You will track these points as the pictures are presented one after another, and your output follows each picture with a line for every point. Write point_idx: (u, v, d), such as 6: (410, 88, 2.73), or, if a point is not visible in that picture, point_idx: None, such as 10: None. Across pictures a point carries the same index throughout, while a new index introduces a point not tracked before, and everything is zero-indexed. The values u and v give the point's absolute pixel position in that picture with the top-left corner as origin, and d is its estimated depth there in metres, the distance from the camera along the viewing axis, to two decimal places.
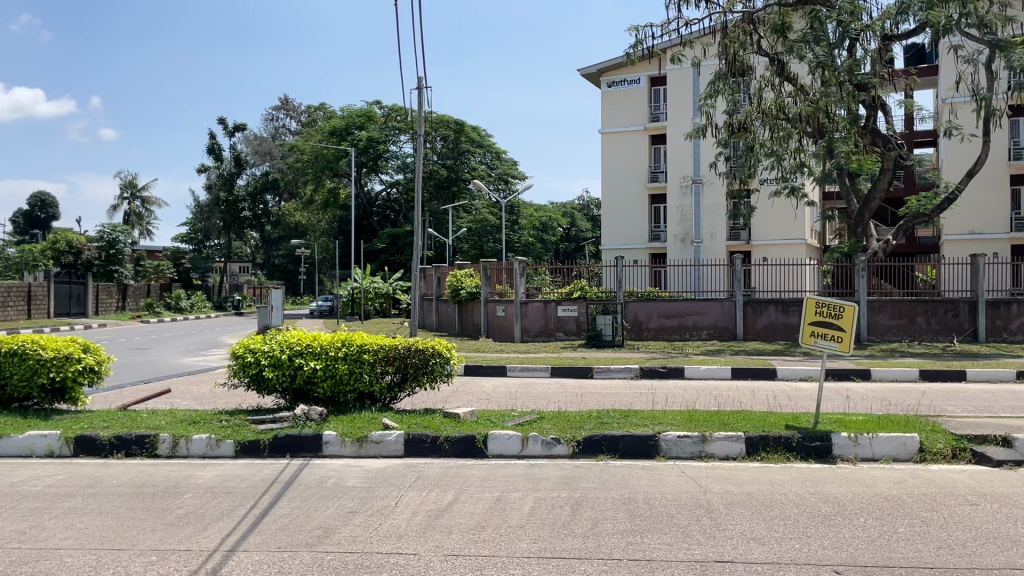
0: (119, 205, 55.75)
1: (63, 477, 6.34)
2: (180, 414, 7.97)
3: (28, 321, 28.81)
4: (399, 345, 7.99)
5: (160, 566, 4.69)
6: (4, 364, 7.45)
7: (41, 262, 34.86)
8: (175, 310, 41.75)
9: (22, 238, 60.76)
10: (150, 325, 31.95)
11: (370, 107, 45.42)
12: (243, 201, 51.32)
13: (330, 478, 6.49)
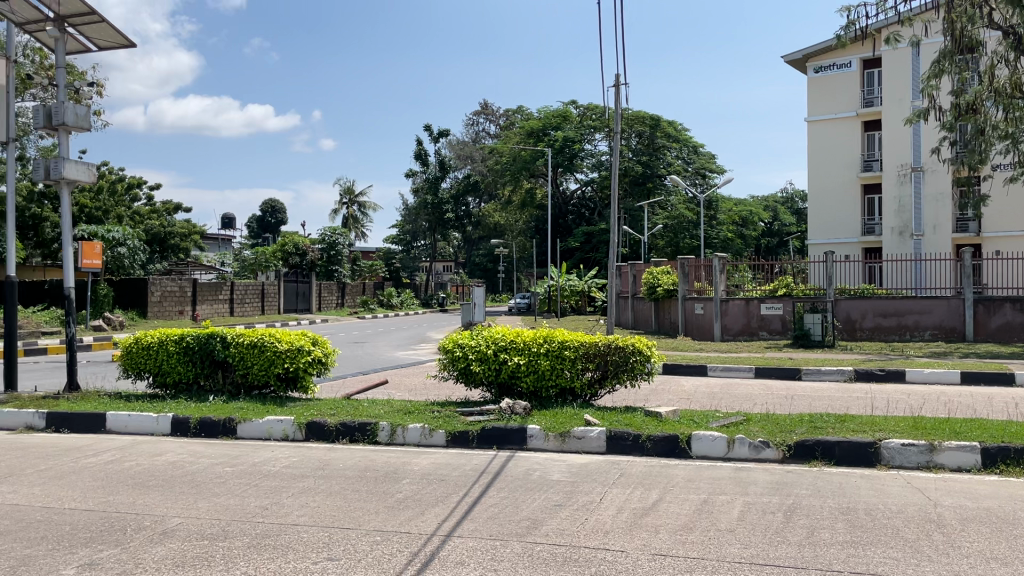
0: (337, 210, 60.24)
1: (297, 460, 6.94)
2: (396, 404, 8.48)
3: (264, 317, 31.87)
4: (600, 342, 7.97)
5: (384, 547, 5.00)
6: (247, 355, 8.27)
7: (272, 262, 38.51)
8: (387, 307, 44.58)
9: (256, 241, 67.37)
10: (367, 321, 34.32)
11: (567, 107, 45.95)
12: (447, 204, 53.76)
13: (535, 471, 6.64)
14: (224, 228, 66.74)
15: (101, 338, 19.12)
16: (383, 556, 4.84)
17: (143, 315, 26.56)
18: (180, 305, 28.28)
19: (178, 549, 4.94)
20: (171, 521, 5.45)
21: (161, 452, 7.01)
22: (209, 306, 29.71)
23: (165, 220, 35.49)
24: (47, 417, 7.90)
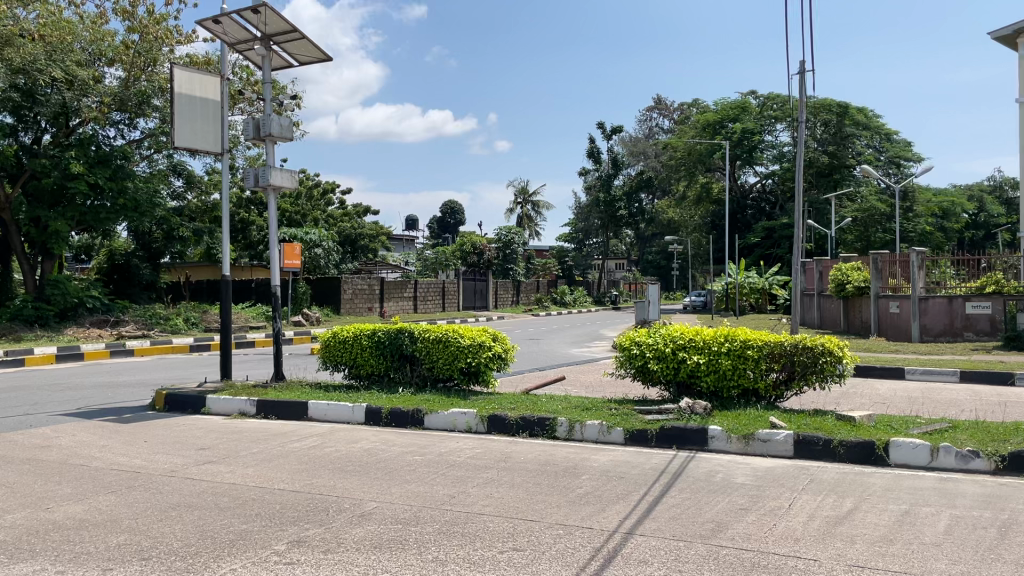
0: (513, 210, 61.64)
1: (481, 451, 7.16)
2: (574, 400, 8.55)
3: (445, 314, 33.13)
4: (785, 342, 7.66)
5: (567, 540, 5.05)
6: (432, 349, 8.64)
7: (451, 261, 40.11)
8: (561, 305, 45.03)
9: (436, 241, 70.22)
10: (543, 318, 34.79)
11: (745, 98, 44.47)
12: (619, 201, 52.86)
13: (718, 473, 6.47)
14: (407, 229, 70.04)
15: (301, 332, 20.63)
16: (568, 549, 4.89)
17: (337, 312, 28.29)
18: (369, 302, 29.94)
19: (374, 532, 5.23)
20: (368, 504, 5.79)
21: (356, 440, 7.46)
22: (395, 303, 31.32)
23: (356, 223, 37.77)
24: (257, 404, 8.59)
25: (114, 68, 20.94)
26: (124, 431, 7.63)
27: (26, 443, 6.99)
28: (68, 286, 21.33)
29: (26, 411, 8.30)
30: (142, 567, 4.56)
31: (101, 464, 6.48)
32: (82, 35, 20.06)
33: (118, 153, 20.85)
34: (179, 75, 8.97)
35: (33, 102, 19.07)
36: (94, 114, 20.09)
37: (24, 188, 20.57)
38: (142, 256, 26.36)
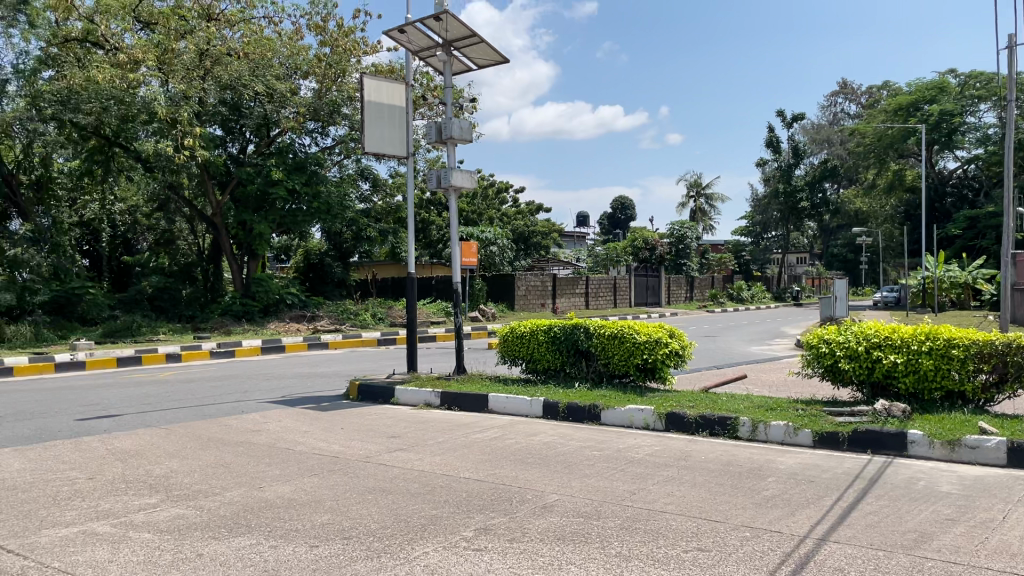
0: (686, 203, 60.48)
1: (661, 448, 7.09)
2: (757, 399, 8.28)
3: (618, 310, 33.05)
4: (996, 341, 7.02)
5: (755, 543, 4.90)
6: (608, 345, 8.65)
7: (623, 257, 40.02)
8: (738, 301, 43.71)
9: (607, 237, 70.12)
10: (719, 315, 33.91)
11: (943, 78, 41.21)
12: (801, 191, 49.95)
13: (919, 481, 6.04)
14: (578, 225, 70.50)
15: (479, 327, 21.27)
16: (755, 552, 4.74)
17: (512, 307, 28.97)
18: (542, 299, 30.43)
19: (557, 524, 5.31)
20: (550, 496, 5.88)
21: (536, 433, 7.60)
22: (567, 299, 31.68)
23: (529, 220, 38.40)
24: (441, 396, 8.95)
25: (308, 80, 22.28)
26: (322, 418, 8.20)
27: (239, 427, 7.67)
28: (270, 284, 23.34)
29: (238, 398, 9.11)
30: (343, 546, 4.88)
31: (304, 448, 6.99)
32: (281, 50, 21.59)
33: (312, 159, 22.46)
34: (368, 84, 9.50)
35: (239, 115, 21.15)
36: (291, 124, 21.72)
37: (232, 195, 22.59)
38: (334, 255, 28.25)
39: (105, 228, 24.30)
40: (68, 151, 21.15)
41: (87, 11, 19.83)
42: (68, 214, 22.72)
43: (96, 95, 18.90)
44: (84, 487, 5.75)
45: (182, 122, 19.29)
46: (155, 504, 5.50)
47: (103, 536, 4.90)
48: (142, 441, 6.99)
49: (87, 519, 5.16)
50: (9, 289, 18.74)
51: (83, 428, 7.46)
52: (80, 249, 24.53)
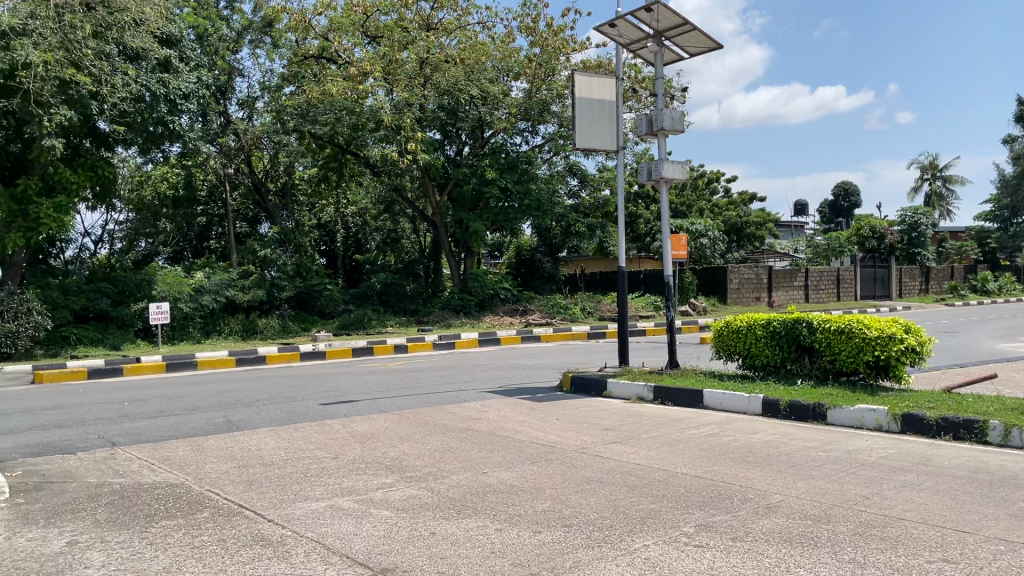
0: (918, 187, 55.61)
1: (897, 452, 6.59)
2: (1010, 402, 7.46)
3: (840, 303, 31.09)
4: None
5: (1012, 558, 4.42)
6: (834, 340, 8.18)
7: (847, 248, 37.46)
8: (982, 293, 39.56)
9: (828, 226, 66.08)
10: (959, 308, 30.84)
11: None
12: None
13: None
14: (796, 214, 67.02)
15: (690, 321, 20.94)
16: (1012, 568, 4.28)
17: (724, 301, 28.31)
18: (757, 292, 29.46)
19: (783, 525, 5.10)
20: (774, 496, 5.66)
21: (756, 430, 7.35)
22: (784, 292, 30.28)
23: (742, 211, 37.12)
24: (655, 390, 8.89)
25: (519, 81, 22.89)
26: (538, 409, 8.43)
27: (462, 415, 8.05)
28: (485, 280, 24.39)
29: (460, 387, 9.58)
30: (565, 533, 4.98)
31: (523, 437, 7.22)
32: (494, 55, 22.19)
33: (524, 157, 23.07)
34: (579, 80, 9.63)
35: (456, 118, 22.28)
36: (504, 125, 22.47)
37: (450, 195, 23.79)
38: (544, 251, 28.83)
39: (338, 230, 26.25)
40: (307, 159, 23.34)
41: (322, 30, 21.34)
42: (307, 217, 24.97)
43: (331, 107, 20.62)
44: (329, 466, 6.29)
45: (405, 127, 20.59)
46: (390, 483, 5.92)
47: (347, 511, 5.34)
48: (377, 425, 7.54)
49: (332, 495, 5.64)
50: (262, 285, 21.28)
51: (326, 412, 8.17)
52: (318, 250, 26.57)
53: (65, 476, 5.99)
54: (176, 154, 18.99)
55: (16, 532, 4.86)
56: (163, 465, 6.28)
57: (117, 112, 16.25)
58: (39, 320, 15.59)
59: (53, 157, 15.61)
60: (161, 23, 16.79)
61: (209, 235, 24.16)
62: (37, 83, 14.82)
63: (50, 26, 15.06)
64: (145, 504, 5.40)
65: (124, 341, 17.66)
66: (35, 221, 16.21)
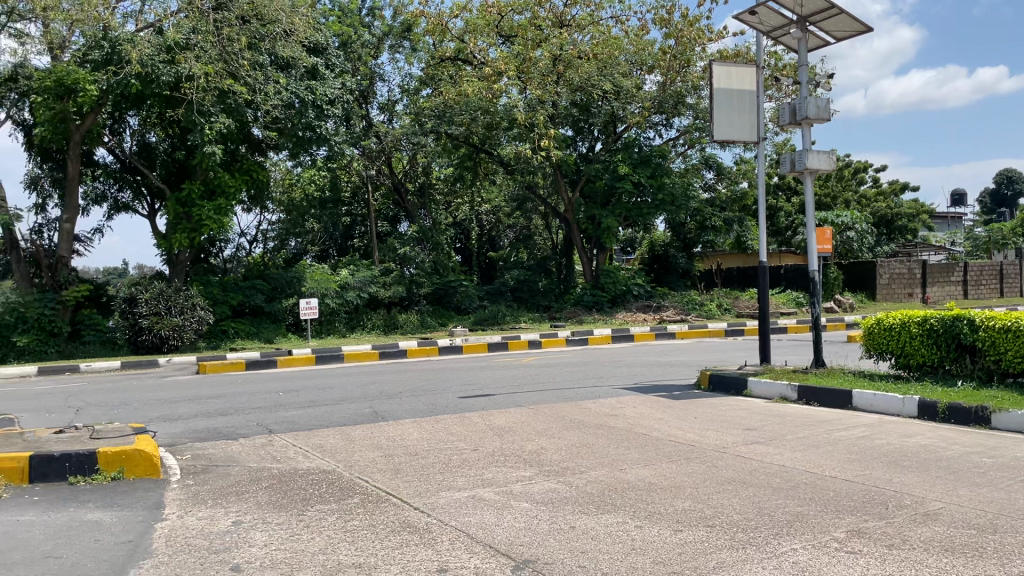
0: None
1: None
2: None
3: (1004, 299, 28.85)
4: None
5: None
6: (1000, 340, 7.62)
7: (1012, 240, 34.71)
8: None
9: (990, 216, 61.43)
10: None
11: None
12: None
13: None
14: (953, 204, 62.72)
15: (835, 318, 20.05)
16: None
17: (873, 297, 27.11)
18: (909, 288, 27.87)
19: (944, 534, 4.80)
20: (933, 504, 5.33)
21: (911, 434, 6.94)
22: (940, 288, 28.43)
23: (891, 202, 35.15)
24: (799, 390, 8.57)
25: (653, 74, 22.61)
26: (676, 407, 8.31)
27: (599, 411, 8.05)
28: (618, 276, 24.22)
29: (595, 383, 9.57)
30: (709, 533, 4.89)
31: (662, 435, 7.13)
32: (628, 49, 22.02)
33: (657, 152, 22.75)
34: (717, 70, 9.40)
35: (588, 114, 22.24)
36: (637, 120, 22.23)
37: (582, 192, 23.77)
38: (678, 246, 28.31)
39: (473, 228, 26.59)
40: (444, 159, 23.99)
41: (458, 32, 21.70)
42: (444, 215, 25.56)
43: (466, 108, 21.09)
44: (470, 457, 6.44)
45: (538, 125, 20.71)
46: (530, 477, 5.99)
47: (489, 502, 5.44)
48: (515, 419, 7.66)
49: (475, 486, 5.77)
50: (401, 282, 22.06)
51: (465, 405, 8.37)
52: (454, 247, 26.98)
53: (229, 460, 6.42)
54: (322, 157, 19.76)
55: (188, 510, 5.25)
56: (316, 452, 6.61)
57: (269, 118, 17.27)
58: (202, 314, 16.87)
59: (212, 162, 16.74)
60: (309, 33, 17.64)
61: (352, 235, 25.17)
62: (199, 94, 16.00)
63: (210, 40, 16.20)
64: (301, 488, 5.72)
65: (276, 335, 18.79)
66: (198, 223, 17.49)
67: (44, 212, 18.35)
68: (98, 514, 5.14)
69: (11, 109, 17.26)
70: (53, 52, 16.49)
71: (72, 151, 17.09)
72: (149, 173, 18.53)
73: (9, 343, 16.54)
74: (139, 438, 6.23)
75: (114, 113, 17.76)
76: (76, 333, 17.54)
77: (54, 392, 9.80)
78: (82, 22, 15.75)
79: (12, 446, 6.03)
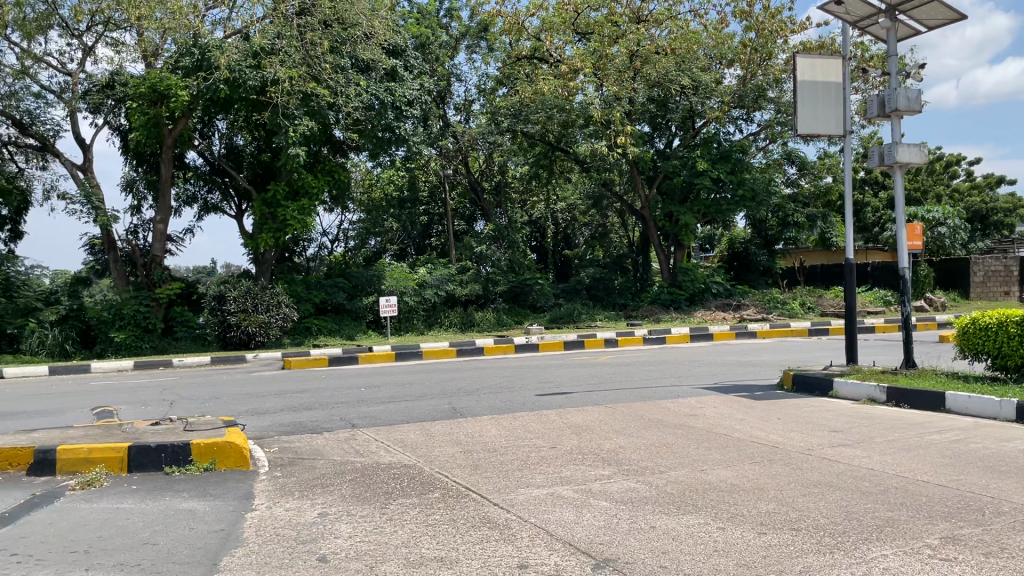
0: None
1: None
2: None
3: None
4: None
5: None
6: None
7: None
8: None
9: None
10: None
11: None
12: None
13: None
14: None
15: (926, 317, 19.30)
16: None
17: (966, 296, 26.10)
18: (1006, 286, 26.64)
19: None
20: None
21: (1010, 438, 6.64)
22: None
23: (986, 196, 33.70)
24: (888, 392, 8.28)
25: (733, 68, 22.23)
26: (758, 407, 8.14)
27: (678, 410, 7.96)
28: (697, 274, 23.84)
29: (674, 382, 9.46)
30: (794, 536, 4.77)
31: (744, 436, 7.00)
32: (707, 43, 21.71)
33: (737, 147, 22.29)
34: (801, 63, 9.18)
35: (666, 110, 21.95)
36: (716, 114, 21.84)
37: (659, 188, 23.51)
38: (759, 244, 27.67)
39: (549, 226, 26.54)
40: (520, 157, 24.07)
41: (535, 31, 21.72)
42: (520, 214, 25.61)
43: (543, 106, 21.13)
44: (548, 455, 6.45)
45: (615, 122, 20.55)
46: (609, 475, 5.97)
47: (569, 500, 5.44)
48: (593, 417, 7.64)
49: (553, 483, 5.78)
50: (478, 280, 22.25)
51: (542, 403, 8.38)
52: (529, 245, 26.95)
53: (314, 453, 6.59)
54: (401, 157, 20.11)
55: (276, 501, 5.42)
56: (397, 447, 6.73)
57: (350, 119, 17.66)
58: (287, 312, 17.34)
59: (297, 164, 17.21)
60: (389, 35, 17.93)
61: (429, 234, 25.43)
62: (284, 98, 16.46)
63: (294, 45, 16.66)
64: (383, 482, 5.83)
65: (357, 332, 19.17)
66: (283, 223, 18.01)
67: (138, 213, 19.17)
68: (191, 503, 5.35)
69: (108, 115, 18.08)
70: (147, 60, 17.22)
71: (165, 155, 17.79)
72: (237, 175, 19.18)
73: (107, 339, 17.36)
74: (229, 430, 6.46)
75: (204, 118, 18.44)
76: (168, 330, 18.30)
77: (149, 385, 10.25)
78: (174, 30, 16.40)
79: (112, 436, 6.33)
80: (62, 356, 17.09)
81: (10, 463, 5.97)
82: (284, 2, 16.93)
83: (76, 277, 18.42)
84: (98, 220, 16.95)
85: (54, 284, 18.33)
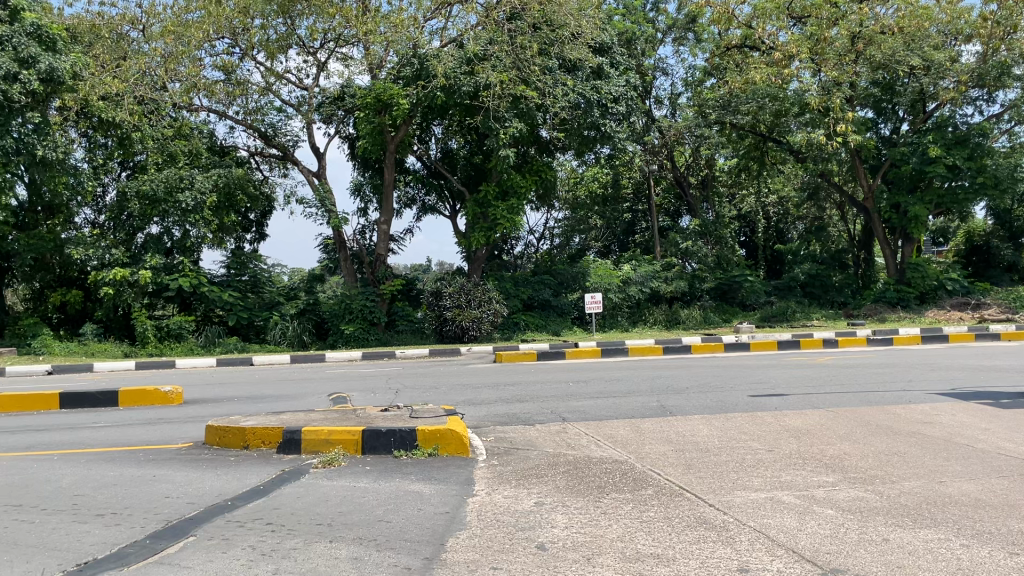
0: None
1: None
2: None
3: None
4: None
5: None
6: None
7: None
8: None
9: None
10: None
11: None
12: None
13: None
14: None
15: None
16: None
17: None
18: None
19: None
20: None
21: None
22: None
23: None
24: None
25: (971, 43, 20.26)
26: (1005, 416, 7.36)
27: (909, 417, 7.38)
28: (928, 269, 22.07)
29: (904, 386, 8.78)
30: None
31: (989, 447, 6.36)
32: (939, 18, 19.99)
33: (977, 130, 19.90)
34: None
35: (892, 93, 20.49)
36: (951, 95, 19.69)
37: (884, 178, 22.25)
38: (1004, 236, 25.08)
39: (759, 220, 25.49)
40: (729, 150, 23.43)
41: (746, 18, 20.96)
42: (729, 209, 24.92)
43: (754, 95, 20.58)
44: (766, 458, 6.22)
45: (834, 109, 19.48)
46: (832, 482, 5.65)
47: (789, 505, 5.22)
48: (813, 421, 7.27)
49: (772, 487, 5.57)
50: (684, 277, 21.95)
51: (756, 404, 8.10)
52: (738, 240, 26.01)
53: (528, 444, 6.79)
54: (606, 155, 20.22)
55: (494, 488, 5.64)
56: (608, 442, 6.78)
57: (558, 119, 18.09)
58: (497, 307, 17.93)
59: (506, 164, 17.85)
60: (596, 34, 18.08)
61: (633, 230, 25.29)
62: (495, 101, 17.06)
63: (505, 49, 17.21)
64: (596, 475, 5.90)
65: (563, 328, 19.51)
66: (493, 222, 18.68)
67: (365, 215, 20.66)
68: (419, 485, 5.70)
69: (338, 125, 19.64)
70: (371, 71, 18.45)
71: (388, 159, 19.07)
72: (451, 177, 20.15)
73: (338, 331, 18.83)
74: (449, 419, 6.82)
75: (422, 125, 19.54)
76: (391, 323, 19.60)
77: (376, 374, 11.03)
78: (396, 42, 17.53)
79: (347, 421, 6.89)
80: (301, 346, 18.75)
81: (263, 440, 6.65)
82: (496, 8, 17.54)
83: (311, 275, 20.20)
84: (331, 222, 18.45)
85: (292, 280, 20.18)
